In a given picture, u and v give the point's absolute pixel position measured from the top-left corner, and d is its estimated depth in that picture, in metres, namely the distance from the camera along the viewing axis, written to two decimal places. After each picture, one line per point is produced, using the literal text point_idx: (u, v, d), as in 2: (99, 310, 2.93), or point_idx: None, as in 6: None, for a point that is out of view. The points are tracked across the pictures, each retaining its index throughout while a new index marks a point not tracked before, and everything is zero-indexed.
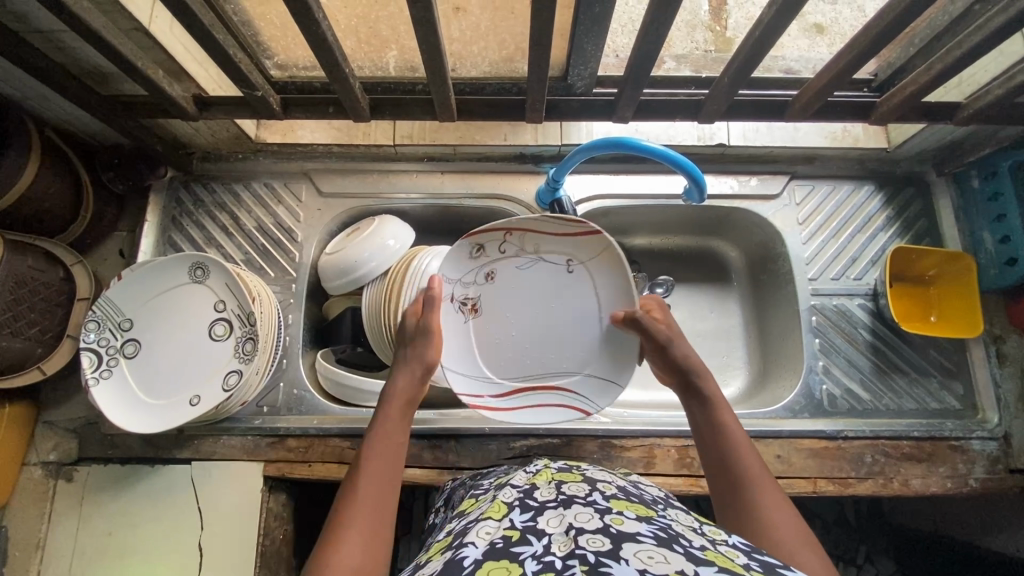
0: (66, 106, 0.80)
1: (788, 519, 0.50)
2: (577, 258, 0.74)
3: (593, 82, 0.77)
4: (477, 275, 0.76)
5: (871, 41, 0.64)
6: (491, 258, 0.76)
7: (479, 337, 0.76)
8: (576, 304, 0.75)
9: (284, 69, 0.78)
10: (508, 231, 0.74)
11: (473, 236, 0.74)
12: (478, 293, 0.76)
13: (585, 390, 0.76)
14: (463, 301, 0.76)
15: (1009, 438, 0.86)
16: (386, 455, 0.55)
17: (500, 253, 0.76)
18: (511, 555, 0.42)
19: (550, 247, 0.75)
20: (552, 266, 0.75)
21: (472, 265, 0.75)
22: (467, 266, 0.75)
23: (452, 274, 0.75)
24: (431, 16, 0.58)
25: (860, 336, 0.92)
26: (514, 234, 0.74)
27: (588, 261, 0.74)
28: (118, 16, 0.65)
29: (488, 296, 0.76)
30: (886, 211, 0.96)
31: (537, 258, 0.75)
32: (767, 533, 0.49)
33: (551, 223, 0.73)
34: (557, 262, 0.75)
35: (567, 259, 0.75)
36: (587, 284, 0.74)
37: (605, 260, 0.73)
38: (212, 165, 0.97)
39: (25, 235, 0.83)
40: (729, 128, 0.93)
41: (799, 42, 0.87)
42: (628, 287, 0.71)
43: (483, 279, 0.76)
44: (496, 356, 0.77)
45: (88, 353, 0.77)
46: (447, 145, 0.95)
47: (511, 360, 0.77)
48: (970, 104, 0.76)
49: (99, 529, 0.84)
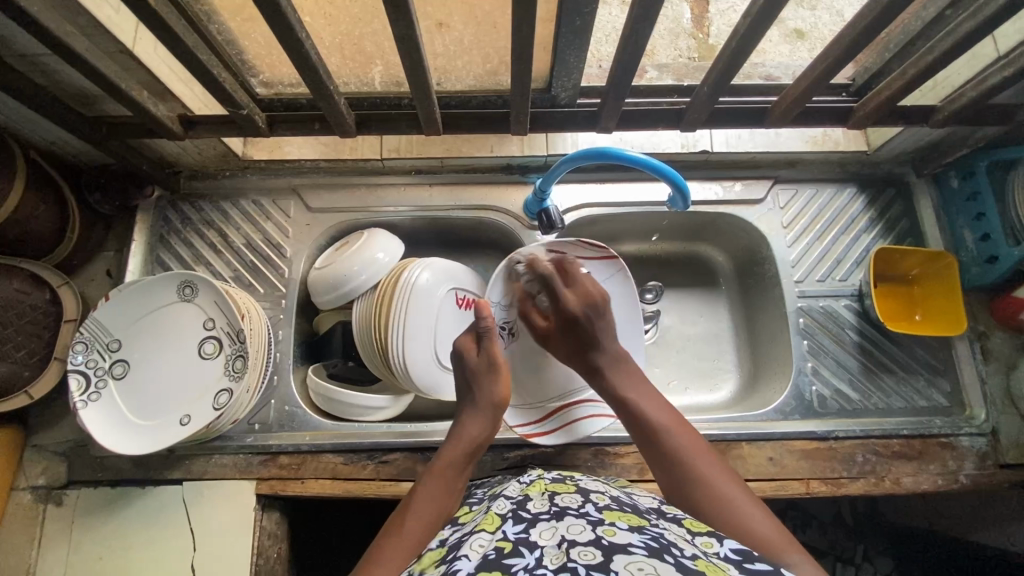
0: (52, 129, 0.80)
1: (741, 494, 0.56)
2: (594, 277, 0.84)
3: (577, 93, 0.77)
4: (516, 297, 0.85)
5: (845, 47, 0.65)
6: None
7: (518, 358, 0.86)
8: None
9: (270, 87, 0.78)
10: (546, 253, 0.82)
11: (513, 258, 0.81)
12: (517, 316, 0.85)
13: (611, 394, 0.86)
14: (504, 325, 0.85)
15: (997, 434, 0.87)
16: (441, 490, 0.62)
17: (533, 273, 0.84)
18: (504, 567, 0.42)
19: None
20: None
21: (508, 287, 0.83)
22: (506, 288, 0.84)
23: (498, 299, 0.83)
24: (413, 33, 0.59)
25: (848, 337, 0.93)
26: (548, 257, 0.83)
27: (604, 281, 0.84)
28: (102, 40, 0.65)
29: (525, 318, 0.86)
30: (868, 212, 0.97)
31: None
32: (723, 513, 0.55)
33: (505, 275, 0.82)
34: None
35: None
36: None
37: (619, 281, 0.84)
38: (198, 183, 0.97)
39: (9, 258, 0.83)
40: (712, 135, 0.94)
41: (781, 48, 0.91)
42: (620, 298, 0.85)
43: (521, 301, 0.85)
44: (534, 373, 0.87)
45: (77, 376, 0.76)
46: (434, 158, 0.95)
47: (547, 376, 0.87)
48: (945, 107, 0.78)
49: (89, 554, 0.82)
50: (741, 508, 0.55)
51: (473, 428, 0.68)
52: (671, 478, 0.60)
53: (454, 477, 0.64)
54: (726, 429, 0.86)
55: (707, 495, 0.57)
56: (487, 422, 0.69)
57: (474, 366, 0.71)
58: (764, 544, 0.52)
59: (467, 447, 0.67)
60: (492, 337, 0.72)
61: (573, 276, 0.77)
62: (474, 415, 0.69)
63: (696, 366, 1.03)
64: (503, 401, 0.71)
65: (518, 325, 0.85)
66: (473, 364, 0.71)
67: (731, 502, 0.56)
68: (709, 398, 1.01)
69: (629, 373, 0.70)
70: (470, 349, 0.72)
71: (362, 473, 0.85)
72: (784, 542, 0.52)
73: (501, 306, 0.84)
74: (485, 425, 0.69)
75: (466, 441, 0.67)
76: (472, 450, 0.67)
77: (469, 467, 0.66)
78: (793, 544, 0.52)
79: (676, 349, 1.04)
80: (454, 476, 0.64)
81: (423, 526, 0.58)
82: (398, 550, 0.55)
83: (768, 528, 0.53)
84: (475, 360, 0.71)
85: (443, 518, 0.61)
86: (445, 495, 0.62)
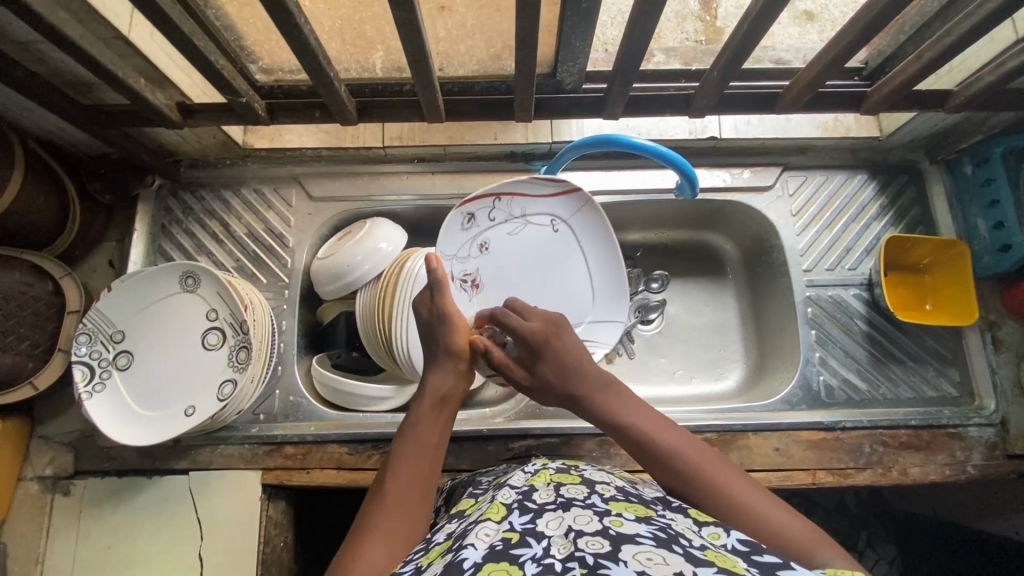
0: (50, 118, 0.79)
1: (759, 497, 0.54)
2: (559, 215, 0.80)
3: (583, 78, 0.75)
4: (471, 247, 0.78)
5: (861, 30, 0.63)
6: (481, 228, 0.78)
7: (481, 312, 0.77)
8: (566, 258, 0.80)
9: (269, 73, 0.77)
10: (495, 195, 0.77)
11: (464, 206, 0.76)
12: (475, 267, 0.78)
13: (593, 336, 0.83)
14: (464, 277, 0.77)
15: (1007, 425, 0.86)
16: (415, 454, 0.59)
17: (489, 220, 0.78)
18: (511, 558, 0.42)
19: (534, 210, 0.79)
20: (539, 227, 0.80)
21: (462, 237, 0.77)
22: (460, 238, 0.77)
23: (448, 251, 0.76)
24: (414, 17, 0.57)
25: (857, 327, 0.91)
26: (500, 199, 0.78)
27: (569, 217, 0.79)
28: (96, 25, 0.64)
29: (485, 266, 0.78)
30: (880, 200, 0.95)
31: (522, 221, 0.79)
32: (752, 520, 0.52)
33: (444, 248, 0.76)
34: (540, 224, 0.79)
35: (550, 219, 0.80)
36: (574, 239, 0.80)
37: (587, 215, 0.79)
38: (199, 172, 0.96)
39: (11, 249, 0.83)
40: (720, 121, 0.92)
41: (789, 31, 0.86)
42: (598, 240, 0.80)
43: (478, 250, 0.78)
44: None
45: (81, 366, 0.77)
46: (437, 146, 0.94)
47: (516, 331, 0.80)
48: (962, 91, 0.75)
49: (98, 543, 0.83)
50: (767, 514, 0.52)
51: (437, 379, 0.65)
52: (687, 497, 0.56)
53: (428, 433, 0.61)
54: (731, 420, 0.86)
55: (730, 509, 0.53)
56: (451, 374, 0.66)
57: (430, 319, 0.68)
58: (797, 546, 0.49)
59: (436, 401, 0.64)
60: (444, 292, 0.69)
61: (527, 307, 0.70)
62: (437, 368, 0.66)
63: (703, 355, 1.02)
64: (461, 348, 0.67)
65: (481, 276, 0.78)
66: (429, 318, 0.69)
67: (757, 517, 0.52)
68: (715, 388, 1.00)
69: (611, 395, 0.63)
70: (425, 305, 0.70)
71: (367, 463, 0.85)
72: (816, 542, 0.49)
73: (455, 258, 0.77)
74: (449, 377, 0.66)
75: (433, 396, 0.64)
76: (442, 405, 0.64)
77: (442, 417, 0.63)
78: (831, 546, 0.49)
79: (683, 339, 1.03)
80: (427, 433, 0.61)
81: (405, 495, 0.56)
82: (380, 525, 0.54)
83: (798, 529, 0.51)
84: (428, 313, 0.69)
85: (426, 482, 0.59)
86: (423, 453, 0.60)
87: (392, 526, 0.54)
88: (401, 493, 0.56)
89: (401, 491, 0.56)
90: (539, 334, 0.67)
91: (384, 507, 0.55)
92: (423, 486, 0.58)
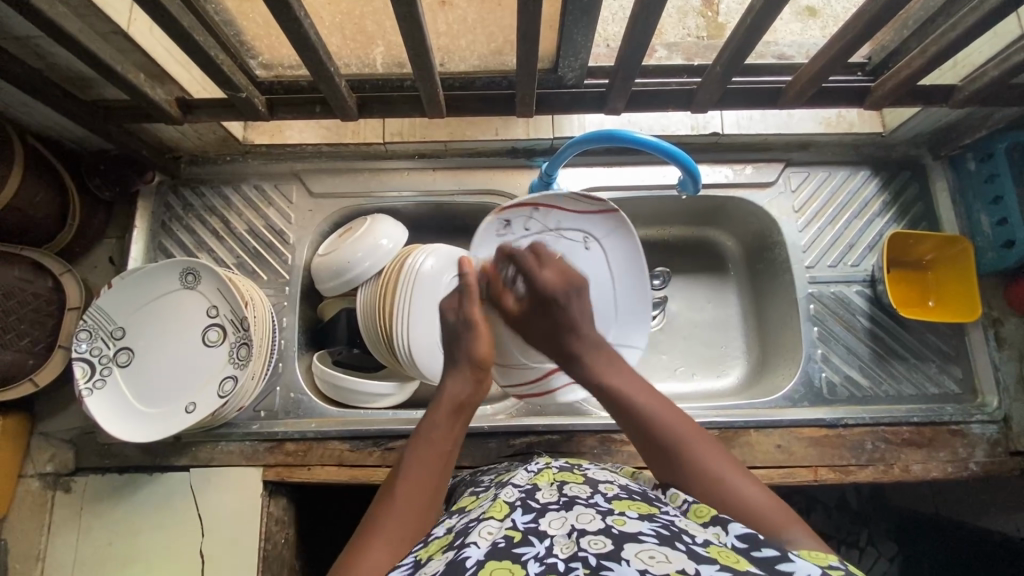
0: (50, 114, 0.79)
1: (728, 468, 0.56)
2: (592, 234, 0.81)
3: (584, 74, 0.75)
4: None
5: (865, 24, 0.63)
6: (516, 236, 0.79)
7: None
8: (594, 277, 0.81)
9: (269, 69, 0.76)
10: (535, 206, 0.78)
11: (502, 213, 0.76)
12: None
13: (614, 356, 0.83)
14: None
15: (1009, 422, 0.86)
16: (428, 458, 0.60)
17: (524, 229, 0.79)
18: (514, 556, 0.42)
19: (569, 223, 0.80)
20: (572, 243, 0.80)
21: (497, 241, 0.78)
22: (494, 244, 0.78)
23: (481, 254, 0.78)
24: (414, 11, 0.56)
25: (859, 324, 0.91)
26: (538, 210, 0.78)
27: (603, 235, 0.80)
28: (95, 20, 0.64)
29: None
30: (882, 196, 0.95)
31: (556, 234, 0.80)
32: (717, 488, 0.54)
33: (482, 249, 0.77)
34: (574, 238, 0.80)
35: (583, 235, 0.80)
36: (603, 259, 0.81)
37: (619, 234, 0.80)
38: (199, 168, 0.96)
39: (12, 246, 0.83)
40: (723, 116, 0.92)
41: (792, 26, 0.85)
42: (628, 262, 0.82)
43: None
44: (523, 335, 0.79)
45: (82, 363, 0.76)
46: (438, 142, 0.93)
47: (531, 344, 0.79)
48: (966, 86, 0.75)
49: (99, 540, 0.83)
50: (733, 484, 0.54)
51: (455, 387, 0.66)
52: (658, 460, 0.59)
53: (443, 439, 0.62)
54: (733, 417, 0.85)
55: (697, 474, 0.55)
56: (469, 383, 0.67)
57: (453, 327, 0.70)
58: (757, 516, 0.52)
59: (452, 408, 0.65)
60: (471, 297, 0.71)
61: (549, 257, 0.73)
62: (455, 375, 0.67)
63: (705, 353, 1.02)
64: (484, 359, 0.69)
65: None
66: (454, 323, 0.70)
67: (719, 477, 0.55)
68: (716, 384, 1.00)
69: (602, 359, 0.67)
70: (452, 310, 0.71)
71: (368, 459, 0.84)
72: (777, 514, 0.52)
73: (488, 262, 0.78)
74: (468, 386, 0.67)
75: (450, 404, 0.65)
76: (457, 413, 0.65)
77: (456, 425, 0.64)
78: (792, 519, 0.51)
79: (684, 336, 1.03)
80: (442, 439, 0.62)
81: (417, 497, 0.57)
82: (391, 526, 0.54)
83: (761, 500, 0.53)
84: (454, 318, 0.70)
85: (437, 488, 0.59)
86: (436, 459, 0.60)
87: (402, 528, 0.54)
88: (413, 494, 0.56)
89: (413, 494, 0.57)
90: (551, 287, 0.70)
91: (395, 508, 0.55)
92: (435, 487, 0.58)
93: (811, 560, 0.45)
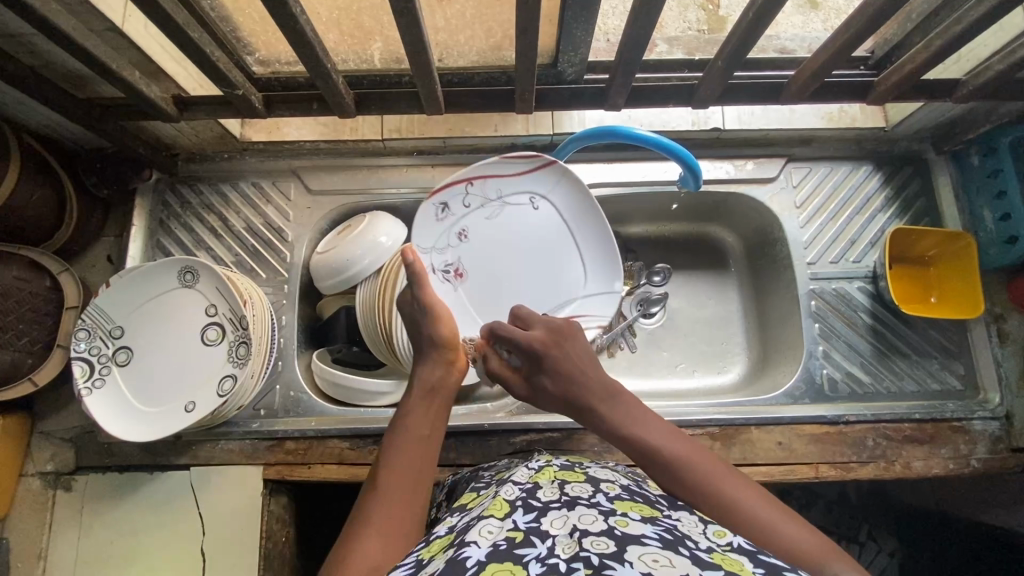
0: (47, 112, 0.78)
1: (765, 509, 0.53)
2: (537, 191, 0.81)
3: (584, 69, 0.74)
4: (450, 237, 0.80)
5: (869, 19, 0.62)
6: (457, 216, 0.80)
7: (470, 297, 0.81)
8: (547, 232, 0.81)
9: (266, 65, 0.75)
10: (468, 181, 0.79)
11: (435, 197, 0.78)
12: (456, 256, 0.81)
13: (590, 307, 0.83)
14: (446, 268, 0.81)
15: (1011, 419, 0.85)
16: (411, 444, 0.60)
17: (464, 207, 0.80)
18: (516, 557, 0.41)
19: (508, 190, 0.80)
20: (517, 204, 0.81)
21: (440, 228, 0.80)
22: (437, 229, 0.80)
23: (426, 244, 0.79)
24: (411, 7, 0.56)
25: (861, 319, 0.91)
26: (473, 185, 0.80)
27: (546, 191, 0.80)
28: (88, 17, 0.63)
29: (467, 255, 0.81)
30: (884, 191, 0.94)
31: (499, 204, 0.81)
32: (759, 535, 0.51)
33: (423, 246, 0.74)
34: (519, 202, 0.81)
35: (528, 196, 0.81)
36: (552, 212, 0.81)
37: (564, 187, 0.80)
38: (196, 166, 0.95)
39: (10, 245, 0.82)
40: (724, 112, 0.91)
41: (795, 19, 0.84)
42: (583, 206, 0.80)
43: (456, 239, 0.81)
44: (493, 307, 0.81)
45: (81, 362, 0.76)
46: (437, 138, 0.93)
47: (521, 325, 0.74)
48: (970, 80, 0.74)
49: (101, 538, 0.83)
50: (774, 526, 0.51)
51: (427, 373, 0.67)
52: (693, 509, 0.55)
53: (420, 424, 0.62)
54: (735, 414, 0.85)
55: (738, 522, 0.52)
56: (439, 367, 0.67)
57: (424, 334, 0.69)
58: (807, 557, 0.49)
59: (424, 393, 0.65)
60: (423, 285, 0.69)
61: (532, 316, 0.70)
62: (425, 361, 0.68)
63: (706, 350, 1.02)
64: (448, 340, 0.69)
65: (462, 264, 0.81)
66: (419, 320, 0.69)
67: (762, 521, 0.52)
68: (717, 381, 1.00)
69: (613, 401, 0.63)
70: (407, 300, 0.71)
71: (368, 458, 0.84)
72: (824, 554, 0.49)
73: (434, 250, 0.80)
74: (438, 369, 0.67)
75: (423, 389, 0.65)
76: (431, 397, 0.65)
77: (433, 408, 0.64)
78: (837, 554, 0.49)
79: (685, 332, 1.02)
80: (420, 424, 0.62)
81: (402, 481, 0.56)
82: (380, 512, 0.53)
83: (807, 540, 0.50)
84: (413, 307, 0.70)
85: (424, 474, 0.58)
86: (417, 442, 0.60)
87: (392, 512, 0.54)
88: (400, 482, 0.56)
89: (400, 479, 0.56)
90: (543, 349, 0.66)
91: (384, 494, 0.55)
92: (420, 473, 0.58)
93: None
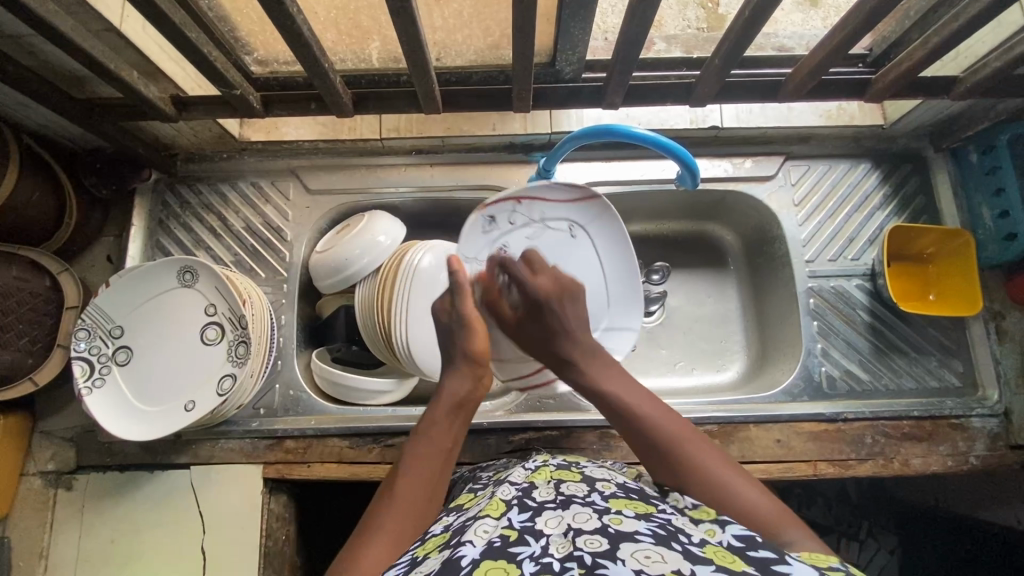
0: (46, 113, 0.79)
1: (731, 474, 0.57)
2: (579, 224, 0.72)
3: (582, 68, 0.74)
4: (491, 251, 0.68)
5: (865, 17, 0.62)
6: (501, 230, 0.68)
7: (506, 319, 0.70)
8: (585, 268, 0.73)
9: (265, 65, 0.76)
10: (517, 199, 0.67)
11: (485, 208, 0.66)
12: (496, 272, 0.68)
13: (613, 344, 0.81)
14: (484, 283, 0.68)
15: (1009, 415, 0.86)
16: (428, 455, 0.60)
17: (509, 224, 0.68)
18: (509, 556, 0.42)
19: (553, 213, 0.70)
20: (558, 234, 0.71)
21: (483, 241, 0.67)
22: (480, 243, 0.67)
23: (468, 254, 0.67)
24: (408, 6, 0.56)
25: (859, 317, 0.91)
26: (521, 202, 0.68)
27: (589, 223, 0.72)
28: (86, 18, 0.64)
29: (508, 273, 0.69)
30: (883, 189, 0.94)
31: (542, 226, 0.70)
32: (721, 496, 0.55)
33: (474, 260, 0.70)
34: (560, 228, 0.71)
35: (570, 225, 0.72)
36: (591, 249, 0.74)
37: (608, 223, 0.72)
38: (195, 166, 0.95)
39: (9, 245, 0.83)
40: (722, 110, 0.91)
41: (793, 17, 0.84)
42: (619, 249, 0.74)
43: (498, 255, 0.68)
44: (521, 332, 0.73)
45: (81, 362, 0.77)
46: (435, 137, 0.93)
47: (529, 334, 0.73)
48: (968, 77, 0.74)
49: (102, 537, 0.84)
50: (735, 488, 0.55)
51: (454, 385, 0.65)
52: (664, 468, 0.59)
53: (440, 437, 0.61)
54: (733, 411, 0.85)
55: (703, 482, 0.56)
56: (469, 383, 0.65)
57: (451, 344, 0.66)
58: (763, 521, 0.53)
59: (450, 405, 0.64)
60: (464, 296, 0.66)
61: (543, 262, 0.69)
62: (453, 373, 0.66)
63: (705, 348, 1.02)
64: (481, 355, 0.66)
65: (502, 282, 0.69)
66: (446, 325, 0.66)
67: (725, 483, 0.56)
68: (716, 379, 1.00)
69: (597, 363, 0.67)
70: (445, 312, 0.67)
71: (367, 457, 0.85)
72: (783, 519, 0.53)
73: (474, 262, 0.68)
74: (467, 382, 0.65)
75: (449, 403, 0.64)
76: (454, 410, 0.64)
77: (455, 423, 0.63)
78: (795, 522, 0.53)
79: (684, 331, 1.03)
80: (441, 437, 0.61)
81: (415, 491, 0.57)
82: (388, 518, 0.54)
83: (766, 505, 0.54)
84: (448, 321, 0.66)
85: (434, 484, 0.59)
86: (433, 453, 0.60)
87: (403, 520, 0.54)
88: (413, 488, 0.57)
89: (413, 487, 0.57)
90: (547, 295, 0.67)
91: (395, 499, 0.56)
92: (433, 484, 0.59)
93: (813, 562, 0.46)
